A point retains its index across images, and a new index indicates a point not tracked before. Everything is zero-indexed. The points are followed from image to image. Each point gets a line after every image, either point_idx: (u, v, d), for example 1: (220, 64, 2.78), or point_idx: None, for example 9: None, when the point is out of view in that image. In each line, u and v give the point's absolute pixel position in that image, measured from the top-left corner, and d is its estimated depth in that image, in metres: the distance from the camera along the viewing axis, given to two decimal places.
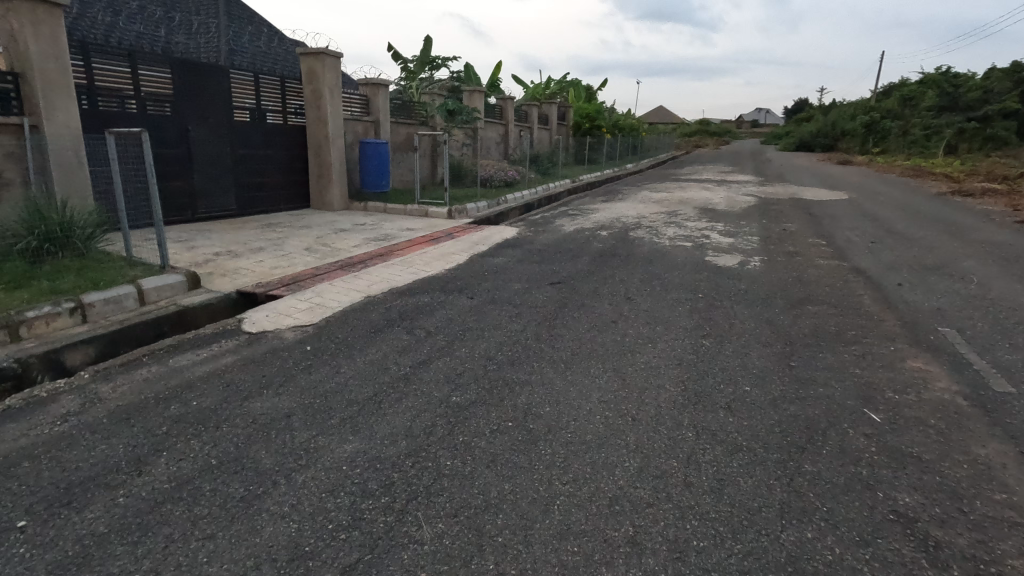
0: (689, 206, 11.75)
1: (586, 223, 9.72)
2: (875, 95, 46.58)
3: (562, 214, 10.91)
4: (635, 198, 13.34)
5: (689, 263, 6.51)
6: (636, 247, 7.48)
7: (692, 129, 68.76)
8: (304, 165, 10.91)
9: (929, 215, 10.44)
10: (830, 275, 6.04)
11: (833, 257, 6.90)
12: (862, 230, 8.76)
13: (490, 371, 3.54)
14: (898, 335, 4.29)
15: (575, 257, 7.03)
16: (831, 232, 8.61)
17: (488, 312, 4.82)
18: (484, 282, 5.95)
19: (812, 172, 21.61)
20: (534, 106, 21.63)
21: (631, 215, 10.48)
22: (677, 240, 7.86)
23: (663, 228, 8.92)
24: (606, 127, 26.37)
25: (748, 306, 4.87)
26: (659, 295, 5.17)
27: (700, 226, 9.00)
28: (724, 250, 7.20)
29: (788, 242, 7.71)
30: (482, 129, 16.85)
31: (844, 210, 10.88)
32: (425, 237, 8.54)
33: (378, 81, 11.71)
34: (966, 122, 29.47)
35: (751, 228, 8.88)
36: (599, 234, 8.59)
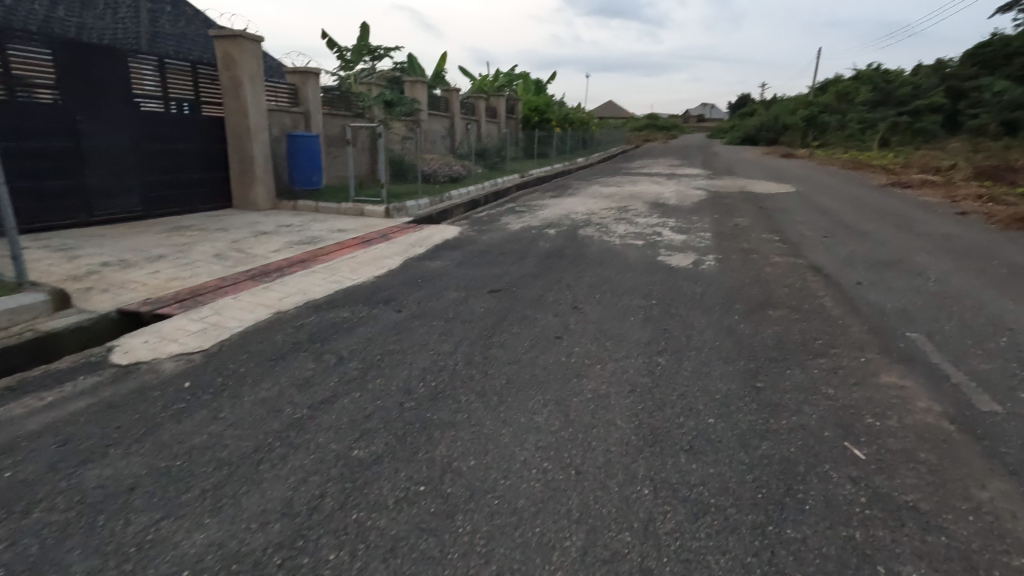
0: (640, 200, 11.38)
1: (533, 221, 9.16)
2: (813, 91, 48.17)
3: (509, 212, 10.34)
4: (585, 192, 12.91)
5: (640, 263, 6.06)
6: (585, 246, 6.99)
7: (641, 123, 69.59)
8: (223, 161, 9.89)
9: (875, 207, 10.44)
10: (787, 274, 5.71)
11: (788, 253, 6.60)
12: (813, 224, 8.57)
13: (406, 410, 2.91)
14: (865, 343, 3.93)
15: (519, 259, 6.47)
16: (783, 226, 8.38)
17: (415, 329, 4.19)
18: (417, 290, 5.30)
19: (758, 165, 21.87)
20: (481, 99, 20.93)
21: (580, 211, 10.01)
22: (628, 238, 7.42)
23: (613, 224, 8.46)
24: (556, 120, 25.96)
25: (705, 313, 4.42)
26: (609, 303, 4.67)
27: (650, 222, 8.60)
28: (676, 248, 6.80)
29: (741, 239, 7.38)
30: (425, 122, 16.05)
31: (793, 203, 10.74)
32: (357, 238, 7.77)
33: (307, 69, 10.77)
34: (898, 116, 30.69)
35: (703, 224, 8.54)
36: (547, 232, 8.06)
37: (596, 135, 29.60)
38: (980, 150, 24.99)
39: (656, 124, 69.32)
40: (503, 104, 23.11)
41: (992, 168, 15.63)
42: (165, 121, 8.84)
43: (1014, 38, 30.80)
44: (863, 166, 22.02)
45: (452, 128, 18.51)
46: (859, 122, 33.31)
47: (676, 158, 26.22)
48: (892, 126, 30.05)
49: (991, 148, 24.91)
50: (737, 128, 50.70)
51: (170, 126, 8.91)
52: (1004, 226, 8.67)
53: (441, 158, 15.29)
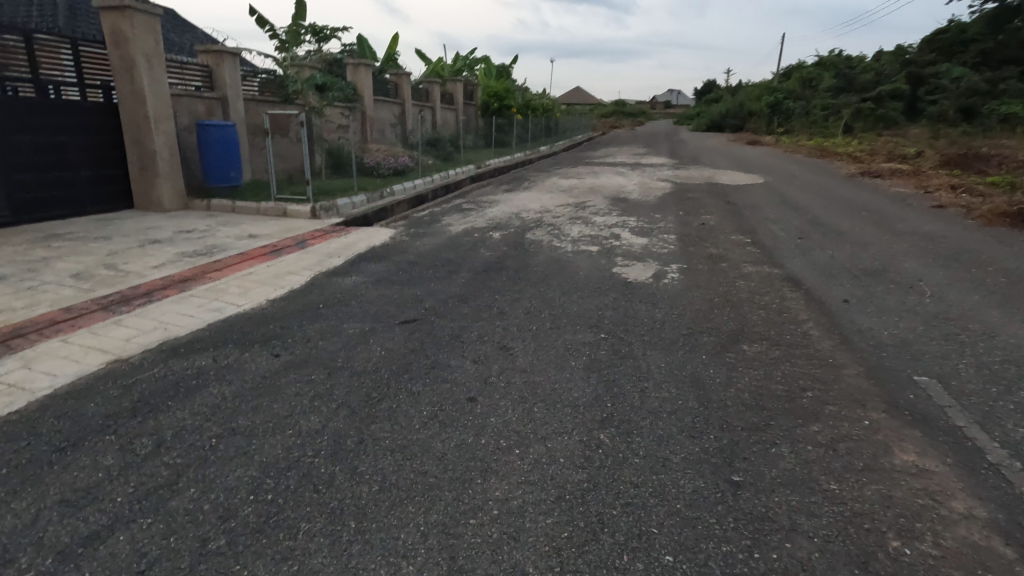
0: (600, 195, 10.48)
1: (479, 221, 8.15)
2: (776, 77, 48.15)
3: (456, 209, 9.31)
4: (542, 186, 11.93)
5: (592, 277, 5.13)
6: (532, 254, 6.03)
7: (608, 109, 68.85)
8: (121, 155, 8.56)
9: (847, 200, 9.78)
10: (761, 289, 4.86)
11: (761, 261, 5.77)
12: (785, 222, 7.81)
13: (208, 559, 1.89)
14: (865, 394, 3.08)
15: (453, 272, 5.49)
16: (753, 226, 7.58)
17: (287, 386, 3.16)
18: (313, 320, 4.26)
19: (725, 153, 21.30)
20: (436, 84, 19.65)
21: (533, 208, 9.05)
22: (581, 244, 6.47)
23: (567, 225, 7.51)
24: (518, 107, 24.87)
25: (664, 353, 3.51)
26: (545, 339, 3.71)
27: (609, 222, 7.68)
28: (635, 257, 5.88)
29: (708, 243, 6.53)
30: (370, 109, 14.77)
31: (763, 197, 9.99)
32: (267, 247, 6.62)
33: (222, 48, 9.45)
34: (862, 102, 30.62)
35: (668, 223, 7.68)
36: (491, 236, 7.06)
37: (561, 122, 28.55)
38: (942, 137, 24.98)
39: (623, 111, 68.60)
40: (461, 89, 21.87)
41: (959, 157, 15.27)
42: (40, 108, 7.47)
43: (971, 24, 31.01)
44: (830, 153, 21.65)
45: (403, 115, 17.23)
46: (823, 109, 33.17)
47: (643, 146, 25.46)
48: (856, 112, 29.93)
49: (951, 135, 24.94)
50: (702, 115, 50.41)
51: (46, 114, 7.56)
52: (986, 221, 8.05)
53: (388, 150, 14.08)
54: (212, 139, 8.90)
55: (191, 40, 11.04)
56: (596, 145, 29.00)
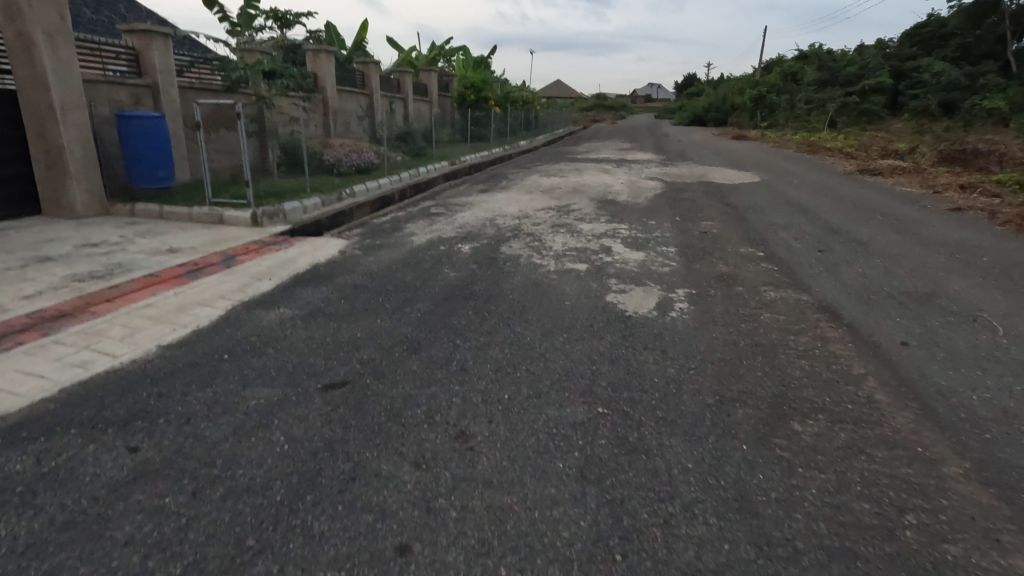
0: (584, 196, 9.44)
1: (447, 228, 7.07)
2: (758, 71, 47.67)
3: (422, 213, 8.19)
4: (520, 185, 10.85)
5: (581, 310, 4.08)
6: (506, 275, 4.96)
7: (588, 103, 67.80)
8: (24, 152, 7.27)
9: (855, 202, 8.90)
10: (794, 325, 3.86)
11: (783, 283, 4.78)
12: (797, 229, 6.86)
13: None
14: (989, 516, 2.10)
15: (406, 301, 4.39)
16: (761, 234, 6.61)
17: (122, 519, 2.05)
18: (207, 383, 3.14)
19: (711, 148, 20.42)
20: (407, 74, 18.39)
21: (509, 213, 7.97)
22: (565, 260, 5.42)
23: (548, 235, 6.45)
24: (496, 99, 23.70)
25: (688, 443, 2.47)
26: (521, 417, 2.66)
27: (596, 231, 6.63)
28: (632, 279, 4.85)
29: (715, 258, 5.53)
30: (333, 100, 13.50)
31: (764, 198, 9.07)
32: (184, 265, 5.44)
33: (150, 27, 8.14)
34: (845, 96, 30.13)
35: (666, 231, 6.67)
36: (459, 249, 5.98)
37: (541, 115, 27.47)
38: (926, 131, 24.54)
39: (604, 105, 67.64)
40: (434, 80, 20.63)
41: (956, 153, 14.60)
42: None
43: (950, 18, 30.81)
44: (817, 149, 20.96)
45: (371, 107, 15.96)
46: (807, 102, 32.60)
47: (625, 140, 24.52)
48: (841, 105, 29.40)
49: (936, 129, 24.51)
50: (684, 109, 49.73)
51: None
52: (1015, 227, 7.22)
53: (352, 145, 12.85)
54: (135, 133, 7.62)
55: (121, 20, 9.68)
56: (577, 139, 27.91)
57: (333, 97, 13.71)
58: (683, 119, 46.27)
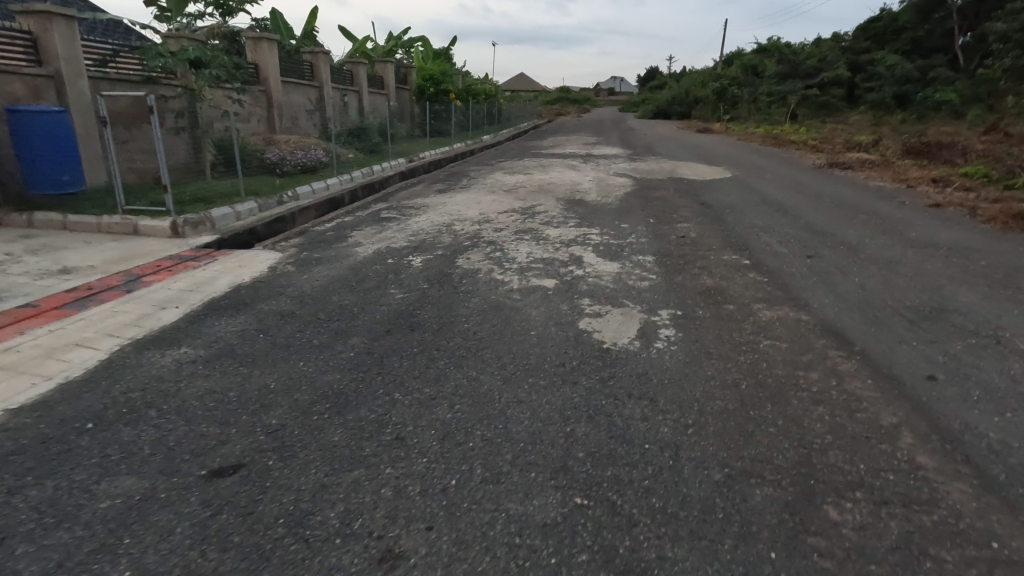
0: (550, 196, 8.78)
1: (398, 236, 6.31)
2: (720, 64, 47.96)
3: (372, 218, 7.39)
4: (481, 184, 10.13)
5: (548, 342, 3.42)
6: (462, 295, 4.27)
7: (553, 96, 67.31)
8: None
9: (832, 199, 8.51)
10: (799, 355, 3.28)
11: (776, 299, 4.21)
12: (779, 231, 6.36)
13: None
14: None
15: (339, 334, 3.64)
16: (742, 238, 6.07)
17: None
18: (54, 468, 2.35)
19: (677, 142, 20.07)
20: (361, 65, 17.37)
21: (468, 217, 7.25)
22: (530, 275, 4.75)
23: (511, 243, 5.77)
24: (457, 92, 22.83)
25: (697, 552, 1.83)
26: (473, 516, 1.98)
27: (565, 238, 5.99)
28: (606, 297, 4.22)
29: (698, 268, 4.94)
30: (277, 93, 12.46)
31: (739, 196, 8.60)
32: (74, 290, 4.53)
33: (48, 8, 7.05)
34: (805, 89, 30.38)
35: (641, 236, 6.09)
36: (408, 263, 5.24)
37: (504, 109, 26.70)
38: (884, 123, 24.85)
39: (568, 98, 67.25)
40: (391, 72, 19.62)
41: (920, 146, 14.53)
42: None
43: (901, 12, 31.36)
44: (781, 142, 20.85)
45: (322, 100, 14.92)
46: (768, 95, 32.75)
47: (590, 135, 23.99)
48: (802, 98, 29.61)
49: (893, 122, 24.82)
50: (648, 102, 49.68)
51: None
52: (1000, 225, 6.88)
53: (299, 142, 11.88)
54: (31, 130, 6.52)
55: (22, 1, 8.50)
56: (541, 134, 27.30)
57: (278, 90, 12.68)
58: (647, 112, 46.16)
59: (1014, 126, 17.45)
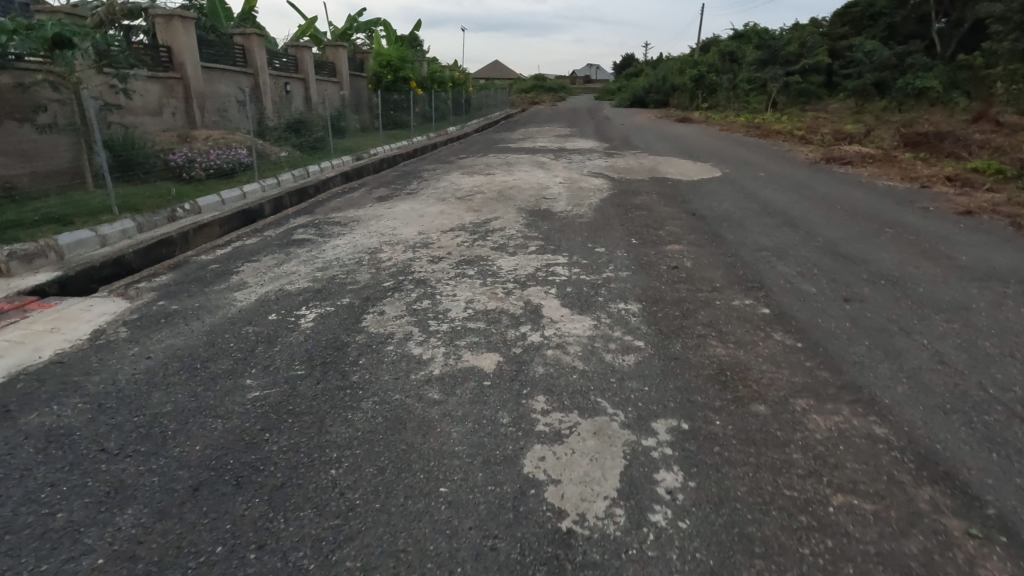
0: (510, 205, 7.27)
1: (302, 271, 4.77)
2: (696, 50, 46.54)
3: (280, 240, 5.82)
4: (432, 188, 8.57)
5: (466, 518, 1.95)
6: (350, 391, 2.77)
7: (526, 84, 65.39)
8: None
9: (843, 205, 7.22)
10: (904, 541, 1.87)
11: (826, 390, 2.80)
12: (794, 255, 5.00)
13: None
14: None
15: (114, 497, 2.13)
16: (750, 268, 4.69)
17: None
18: None
19: (655, 133, 18.67)
20: (306, 49, 15.53)
21: (402, 238, 5.72)
22: (464, 344, 3.28)
23: (448, 284, 4.28)
24: (419, 79, 21.00)
25: None
26: None
27: (522, 273, 4.52)
28: (571, 392, 2.76)
29: (700, 326, 3.53)
30: (194, 81, 10.68)
31: (735, 203, 7.23)
32: None
33: None
34: (785, 76, 29.20)
35: (621, 270, 4.65)
36: (296, 320, 3.71)
37: (472, 98, 24.96)
38: (867, 112, 23.84)
39: (543, 86, 65.35)
40: (344, 58, 17.77)
41: (918, 137, 13.32)
42: None
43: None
44: (766, 133, 19.57)
45: (257, 89, 13.13)
46: (748, 83, 31.52)
47: (564, 126, 22.44)
48: (782, 86, 28.44)
49: (875, 111, 23.81)
50: (625, 90, 48.15)
51: None
52: None
53: (221, 138, 10.13)
54: None
55: None
56: (512, 124, 25.67)
57: (198, 77, 10.91)
58: (623, 101, 44.64)
59: (1007, 115, 16.38)
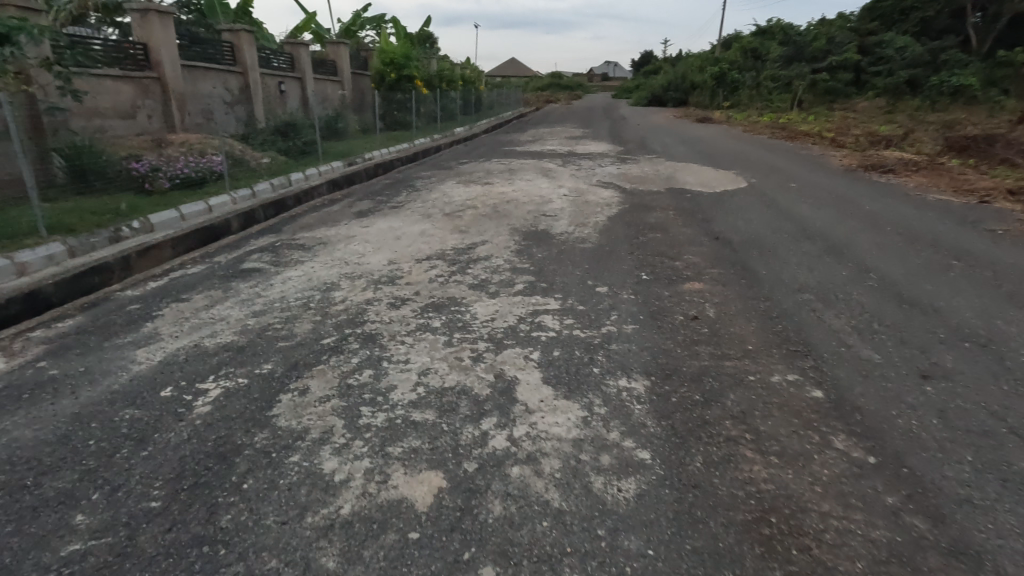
0: (503, 224, 6.33)
1: (233, 317, 3.90)
2: (716, 47, 45.00)
3: (227, 269, 4.96)
4: (420, 201, 7.69)
5: None
6: (209, 550, 1.88)
7: (543, 81, 64.25)
8: None
9: (892, 226, 6.19)
10: None
11: (928, 564, 1.84)
12: (845, 300, 4.01)
13: None
14: None
15: None
16: (791, 320, 3.71)
17: None
18: None
19: (673, 135, 17.54)
20: (303, 47, 14.72)
21: (367, 269, 4.83)
22: (398, 453, 2.36)
23: (403, 344, 3.36)
24: (426, 77, 20.10)
25: None
26: None
27: (498, 327, 3.58)
28: (535, 558, 1.84)
29: (729, 424, 2.58)
30: (171, 82, 9.93)
31: (765, 223, 6.22)
32: None
33: None
34: (811, 73, 27.75)
35: (627, 322, 3.69)
36: (193, 401, 2.82)
37: (482, 97, 24.01)
38: (900, 112, 22.40)
39: (559, 84, 64.17)
40: (345, 55, 16.94)
41: (964, 141, 12.07)
42: None
43: None
44: (793, 134, 18.32)
45: (246, 88, 12.35)
46: (771, 80, 30.06)
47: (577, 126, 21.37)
48: (809, 83, 27.00)
49: (908, 111, 22.36)
50: (643, 88, 46.77)
51: None
52: None
53: (198, 143, 9.35)
54: None
55: None
56: (523, 125, 24.68)
57: (178, 77, 10.15)
58: (641, 99, 43.31)
59: None
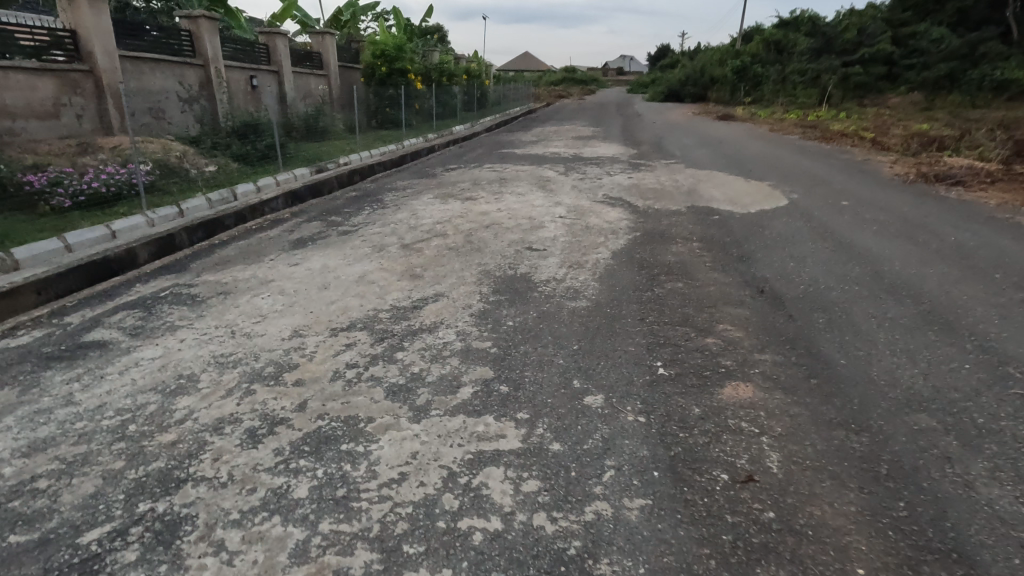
0: (473, 263, 4.79)
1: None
2: (737, 39, 42.74)
3: (62, 342, 3.48)
4: (380, 225, 6.19)
5: None
6: None
7: (556, 76, 62.31)
8: None
9: (1000, 270, 4.56)
10: None
11: None
12: (993, 437, 2.46)
13: None
14: None
15: None
16: (919, 488, 2.15)
17: None
18: None
19: (693, 135, 15.82)
20: (280, 37, 13.24)
21: (257, 347, 3.33)
22: None
23: (218, 556, 1.84)
24: (423, 71, 18.52)
25: None
26: None
27: (405, 504, 2.06)
28: None
29: None
30: (107, 77, 8.54)
31: (826, 266, 4.64)
32: None
33: None
34: (842, 67, 25.67)
35: (633, 492, 2.12)
36: None
37: (486, 92, 22.39)
38: (941, 109, 20.39)
39: (572, 78, 62.16)
40: (331, 47, 15.41)
41: None
42: None
43: None
44: (827, 134, 16.47)
45: (208, 84, 10.91)
46: (797, 74, 27.99)
47: (587, 125, 19.74)
48: (840, 78, 24.94)
49: (949, 108, 20.32)
50: (660, 82, 44.65)
51: None
52: None
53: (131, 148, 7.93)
54: None
55: None
56: (530, 122, 23.03)
57: (116, 71, 8.74)
58: (657, 94, 41.34)
59: None
